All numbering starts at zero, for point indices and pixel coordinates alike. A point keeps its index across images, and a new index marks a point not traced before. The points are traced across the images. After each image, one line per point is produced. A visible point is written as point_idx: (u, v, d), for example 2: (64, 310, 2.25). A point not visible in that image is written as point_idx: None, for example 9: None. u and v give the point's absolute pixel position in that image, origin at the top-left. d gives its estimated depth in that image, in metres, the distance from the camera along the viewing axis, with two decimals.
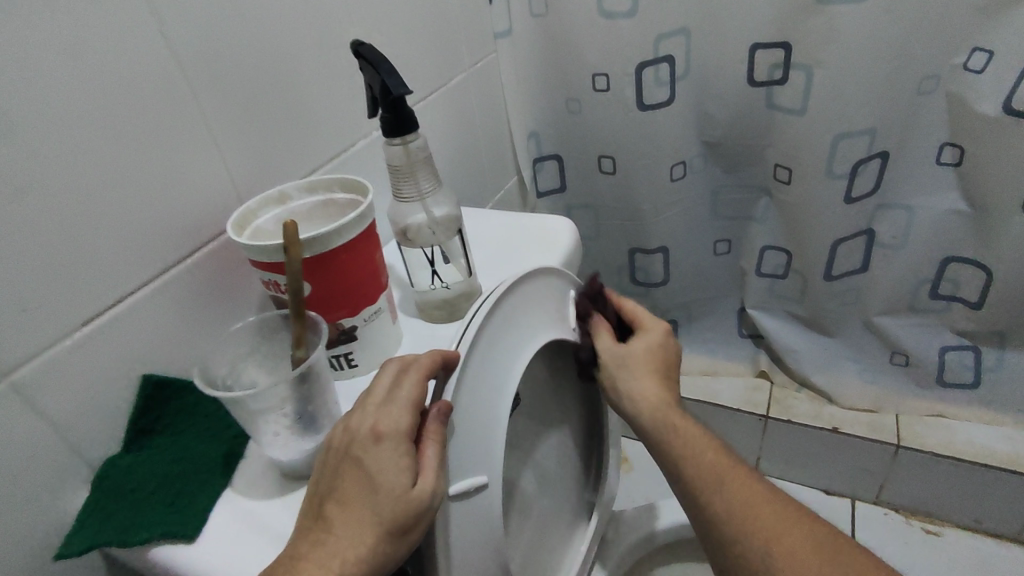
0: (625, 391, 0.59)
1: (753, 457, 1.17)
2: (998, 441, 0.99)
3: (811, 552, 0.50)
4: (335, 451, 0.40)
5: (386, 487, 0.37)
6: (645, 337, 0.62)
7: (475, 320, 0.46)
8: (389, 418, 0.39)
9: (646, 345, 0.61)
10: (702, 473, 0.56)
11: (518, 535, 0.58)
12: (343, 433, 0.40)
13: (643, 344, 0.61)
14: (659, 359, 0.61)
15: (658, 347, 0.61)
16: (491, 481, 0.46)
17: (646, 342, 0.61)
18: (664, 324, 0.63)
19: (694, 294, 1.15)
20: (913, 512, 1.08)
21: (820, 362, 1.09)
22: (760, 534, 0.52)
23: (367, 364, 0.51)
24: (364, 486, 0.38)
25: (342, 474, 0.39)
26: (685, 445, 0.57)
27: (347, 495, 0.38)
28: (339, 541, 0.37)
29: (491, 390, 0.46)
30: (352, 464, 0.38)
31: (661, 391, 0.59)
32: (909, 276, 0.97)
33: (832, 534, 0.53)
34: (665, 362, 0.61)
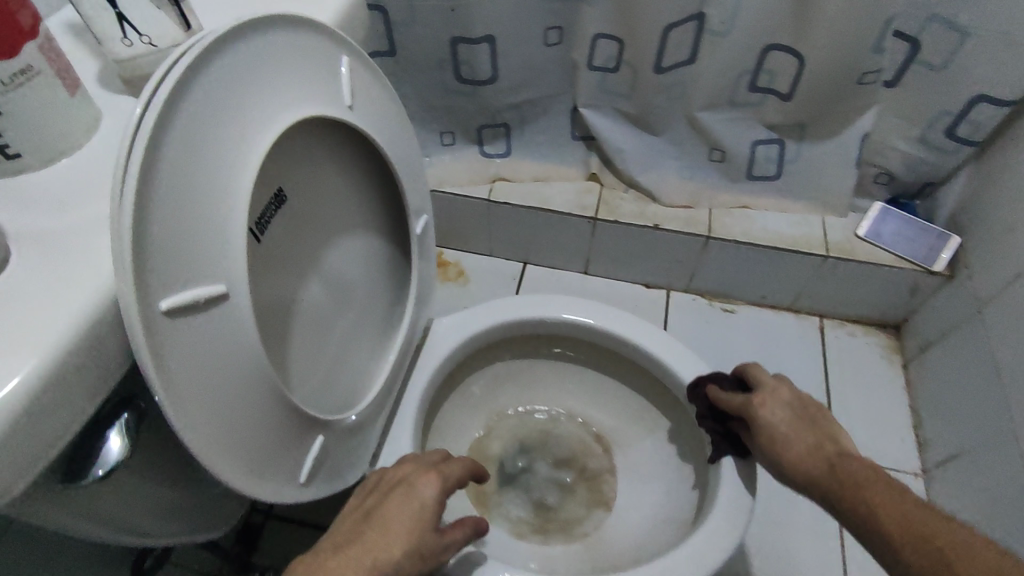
0: (781, 458, 0.55)
1: (583, 261, 1.20)
2: (788, 226, 1.09)
3: (819, 438, 0.54)
4: (386, 484, 0.52)
5: (420, 542, 0.48)
6: (759, 395, 0.59)
7: (166, 81, 0.33)
8: (457, 466, 0.55)
9: (776, 396, 0.58)
10: (833, 487, 0.51)
11: (303, 356, 0.50)
12: (415, 471, 0.53)
13: (787, 390, 0.59)
14: (809, 405, 0.57)
15: (790, 391, 0.59)
16: (224, 291, 0.36)
17: (780, 392, 0.58)
18: (767, 386, 0.59)
19: (526, 93, 1.04)
20: (714, 296, 1.19)
21: (646, 162, 1.09)
22: (812, 456, 0.53)
23: (33, 155, 0.36)
24: (419, 520, 0.49)
25: (394, 495, 0.50)
26: (839, 488, 0.51)
27: (379, 538, 0.47)
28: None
29: (210, 178, 0.36)
30: (404, 490, 0.50)
31: (802, 439, 0.55)
32: (730, 67, 0.94)
33: (825, 418, 0.56)
34: (773, 408, 0.57)
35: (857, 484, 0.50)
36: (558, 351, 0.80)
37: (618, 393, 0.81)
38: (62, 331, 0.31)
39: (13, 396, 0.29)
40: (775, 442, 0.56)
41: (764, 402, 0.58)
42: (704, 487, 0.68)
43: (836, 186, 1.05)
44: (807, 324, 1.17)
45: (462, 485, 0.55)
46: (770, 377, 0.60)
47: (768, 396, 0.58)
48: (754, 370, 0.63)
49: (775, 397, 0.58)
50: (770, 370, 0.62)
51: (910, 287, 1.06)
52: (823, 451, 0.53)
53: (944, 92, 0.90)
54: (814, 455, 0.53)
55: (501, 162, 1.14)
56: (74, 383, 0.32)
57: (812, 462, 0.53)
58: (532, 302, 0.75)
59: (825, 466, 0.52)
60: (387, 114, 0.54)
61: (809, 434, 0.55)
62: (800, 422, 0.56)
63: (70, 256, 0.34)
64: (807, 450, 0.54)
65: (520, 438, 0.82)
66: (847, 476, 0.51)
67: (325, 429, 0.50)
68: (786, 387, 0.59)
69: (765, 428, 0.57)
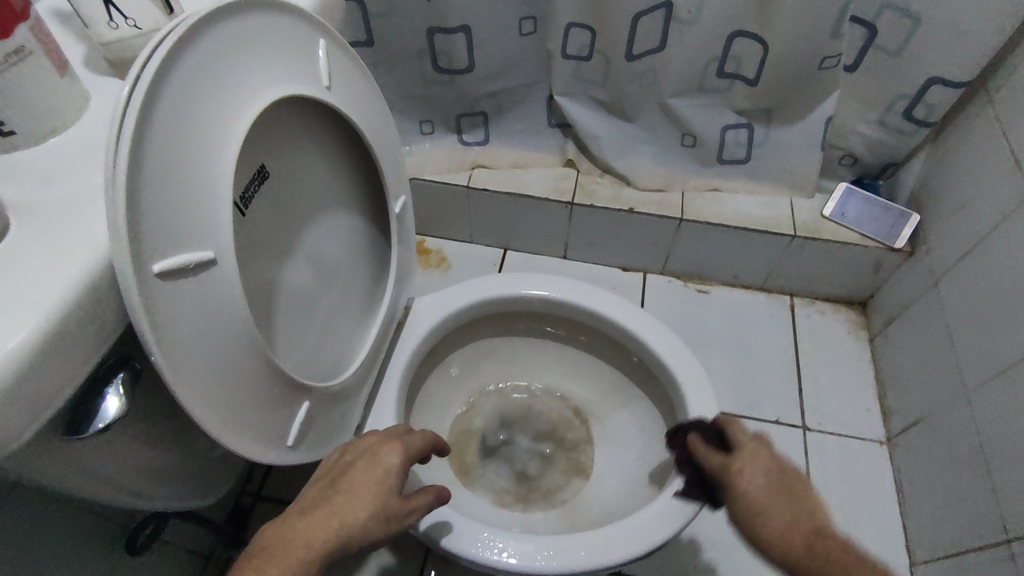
0: (757, 533, 0.51)
1: (562, 245, 1.24)
2: (758, 208, 1.13)
3: (794, 513, 0.51)
4: (351, 453, 0.54)
5: (386, 504, 0.51)
6: (738, 461, 0.55)
7: (153, 59, 0.35)
8: (418, 437, 0.58)
9: (756, 463, 0.54)
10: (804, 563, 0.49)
11: (288, 327, 0.53)
12: (379, 441, 0.55)
13: (768, 455, 0.55)
14: (790, 474, 0.54)
15: (770, 458, 0.55)
16: (210, 257, 0.39)
17: (761, 457, 0.55)
18: (747, 452, 0.55)
19: (503, 81, 1.07)
20: (689, 277, 1.23)
21: (620, 148, 1.12)
22: (788, 532, 0.50)
23: (26, 133, 0.39)
24: (383, 484, 0.51)
25: (358, 463, 0.53)
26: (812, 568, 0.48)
27: (344, 504, 0.49)
28: (328, 551, 0.47)
29: (195, 152, 0.38)
30: (368, 459, 0.53)
31: (781, 517, 0.51)
32: (699, 54, 0.97)
33: (801, 488, 0.53)
34: (752, 478, 0.53)
35: (832, 560, 0.48)
36: (543, 327, 0.83)
37: (594, 367, 0.84)
38: (61, 292, 0.33)
39: (18, 351, 0.31)
40: (752, 515, 0.52)
41: (743, 468, 0.54)
42: (674, 451, 0.72)
43: (802, 168, 1.10)
44: (778, 303, 1.21)
45: (426, 453, 0.57)
46: (750, 436, 0.56)
47: (748, 464, 0.54)
48: (732, 426, 0.58)
49: (754, 462, 0.54)
50: (748, 428, 0.58)
51: (873, 264, 1.11)
52: (800, 529, 0.50)
53: (900, 75, 0.94)
54: (792, 534, 0.50)
55: (480, 150, 1.16)
56: (73, 341, 0.34)
57: (790, 540, 0.50)
58: (510, 280, 0.78)
59: (800, 546, 0.49)
60: (363, 96, 0.56)
61: (788, 511, 0.51)
62: (779, 496, 0.52)
63: (65, 224, 0.36)
64: (784, 528, 0.51)
65: (501, 412, 0.85)
66: (825, 557, 0.48)
67: (310, 395, 0.53)
68: (766, 452, 0.55)
69: (742, 496, 0.53)
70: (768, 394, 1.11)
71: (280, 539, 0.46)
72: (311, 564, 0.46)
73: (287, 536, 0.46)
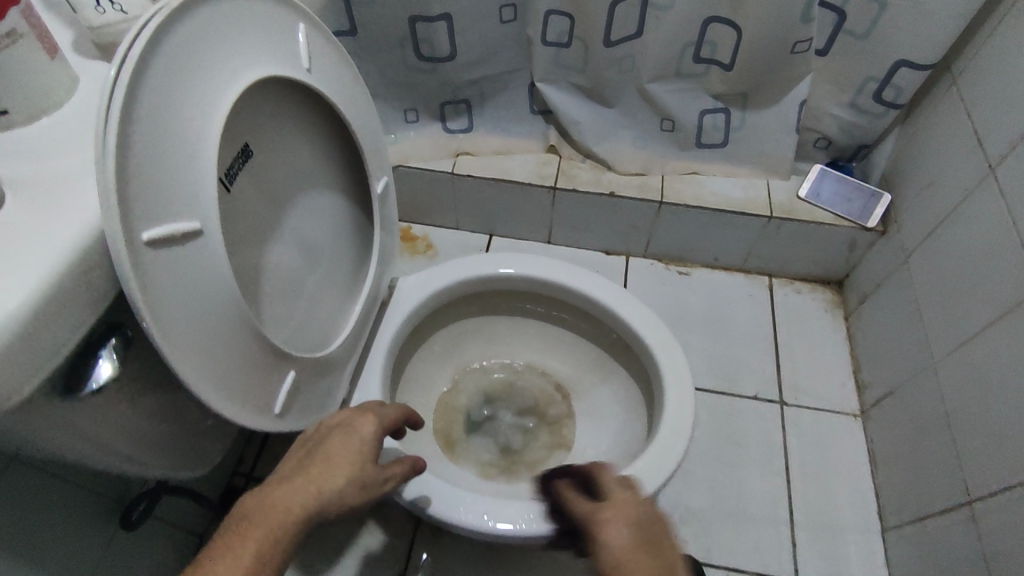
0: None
1: (546, 230, 1.26)
2: (735, 190, 1.16)
3: None
4: (325, 427, 0.56)
5: (363, 472, 0.53)
6: (605, 508, 0.49)
7: (140, 38, 0.37)
8: (392, 411, 0.60)
9: (620, 511, 0.48)
10: None
11: (275, 302, 0.55)
12: (352, 414, 0.57)
13: (635, 504, 0.49)
14: (656, 526, 0.47)
15: (639, 504, 0.49)
16: (197, 227, 0.41)
17: (625, 507, 0.49)
18: (619, 495, 0.50)
19: (485, 69, 1.08)
20: (671, 260, 1.26)
21: (601, 133, 1.15)
22: None
23: (20, 113, 0.41)
24: (360, 453, 0.54)
25: (334, 434, 0.55)
26: None
27: (323, 469, 0.51)
28: (308, 513, 0.48)
29: (182, 128, 0.40)
30: (343, 431, 0.55)
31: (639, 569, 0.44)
32: (675, 40, 0.99)
33: (667, 550, 0.46)
34: (612, 526, 0.47)
35: None
36: (525, 305, 0.86)
37: (575, 344, 0.87)
38: (56, 259, 0.36)
39: (15, 312, 0.33)
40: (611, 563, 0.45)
41: (606, 519, 0.48)
42: (651, 418, 0.75)
43: (777, 150, 1.12)
44: (757, 283, 1.25)
45: (396, 428, 0.60)
46: (620, 485, 0.51)
47: (615, 507, 0.49)
48: (608, 478, 0.53)
49: (619, 512, 0.48)
50: (623, 479, 0.53)
51: (848, 243, 1.14)
52: None
53: (869, 58, 0.96)
54: None
55: (464, 137, 1.18)
56: (68, 304, 0.36)
57: None
58: (490, 259, 0.80)
59: None
60: (343, 79, 0.59)
61: (648, 563, 0.44)
62: (640, 548, 0.45)
63: (59, 196, 0.38)
64: None
65: (485, 390, 0.88)
66: None
67: (296, 365, 0.55)
68: (636, 500, 0.49)
69: (603, 551, 0.46)
70: (747, 372, 1.14)
71: (263, 503, 0.47)
72: (293, 526, 0.47)
73: (270, 500, 0.47)
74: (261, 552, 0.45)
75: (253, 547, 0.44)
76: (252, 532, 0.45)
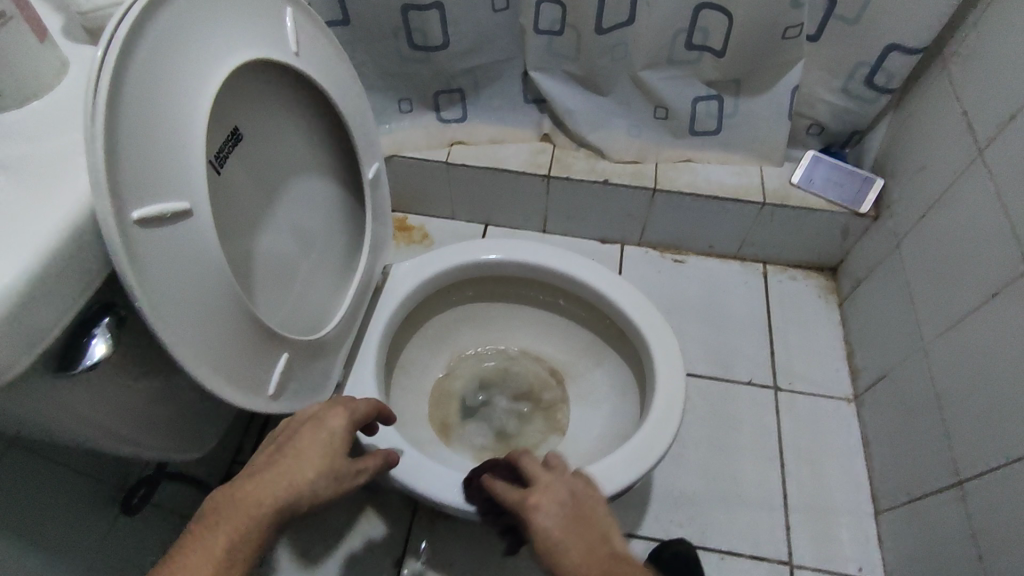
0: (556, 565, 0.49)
1: (541, 219, 1.27)
2: (729, 177, 1.17)
3: (585, 538, 0.50)
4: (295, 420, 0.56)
5: (333, 464, 0.53)
6: (534, 494, 0.52)
7: (126, 20, 0.38)
8: (364, 403, 0.60)
9: (548, 494, 0.52)
10: None
11: (267, 286, 0.56)
12: (322, 407, 0.57)
13: (559, 483, 0.53)
14: (584, 498, 0.52)
15: (564, 482, 0.53)
16: (186, 207, 0.42)
17: (552, 488, 0.53)
18: (544, 478, 0.54)
19: (478, 58, 1.09)
20: (665, 248, 1.27)
21: (595, 121, 1.15)
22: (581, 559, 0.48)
23: (11, 96, 0.41)
24: (330, 445, 0.54)
25: (304, 427, 0.55)
26: None
27: (293, 461, 0.51)
28: (279, 505, 0.49)
29: (170, 109, 0.41)
30: (312, 423, 0.55)
31: (576, 545, 0.49)
32: (667, 26, 0.99)
33: (595, 514, 0.52)
34: (547, 510, 0.51)
35: None
36: (518, 291, 0.86)
37: (568, 329, 0.88)
38: (47, 238, 0.36)
39: (7, 289, 0.34)
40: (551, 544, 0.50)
41: (538, 504, 0.51)
42: (643, 399, 0.75)
43: (771, 137, 1.13)
44: (751, 270, 1.25)
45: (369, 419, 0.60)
46: (540, 468, 0.55)
47: (543, 491, 0.53)
48: (529, 461, 0.56)
49: (550, 495, 0.52)
50: (542, 458, 0.56)
51: (841, 229, 1.14)
52: (596, 555, 0.48)
53: (861, 43, 0.97)
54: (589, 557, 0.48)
55: (458, 126, 1.19)
56: (59, 282, 0.37)
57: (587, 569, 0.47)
58: (482, 245, 0.81)
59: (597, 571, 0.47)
60: (332, 64, 0.59)
61: (584, 536, 0.50)
62: (574, 523, 0.51)
63: (49, 176, 0.39)
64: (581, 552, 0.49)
65: (480, 376, 0.89)
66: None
67: (289, 348, 0.56)
68: (558, 477, 0.54)
69: (541, 536, 0.50)
70: (742, 358, 1.15)
71: (232, 498, 0.47)
72: (264, 518, 0.47)
73: (239, 494, 0.48)
74: (230, 547, 0.45)
75: (221, 542, 0.45)
76: (220, 526, 0.45)
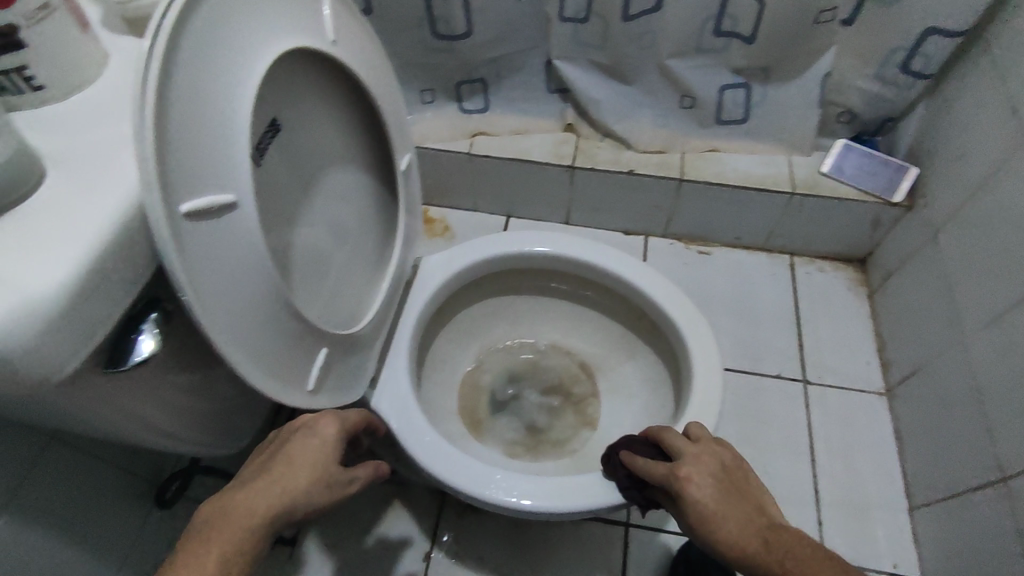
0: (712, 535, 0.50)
1: (564, 211, 1.25)
2: (757, 166, 1.15)
3: (743, 508, 0.51)
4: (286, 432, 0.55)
5: (326, 470, 0.52)
6: (683, 465, 0.54)
7: (170, 9, 0.37)
8: (352, 414, 0.59)
9: (699, 465, 0.53)
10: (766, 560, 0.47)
11: (305, 281, 0.55)
12: (313, 417, 0.56)
13: (711, 454, 0.55)
14: (733, 471, 0.54)
15: (717, 453, 0.55)
16: (232, 200, 0.41)
17: (702, 459, 0.54)
18: (695, 449, 0.55)
19: (501, 47, 1.07)
20: (690, 240, 1.25)
21: (621, 111, 1.13)
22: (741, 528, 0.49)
23: (56, 88, 0.40)
24: (321, 451, 0.53)
25: (294, 437, 0.54)
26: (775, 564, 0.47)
27: (284, 470, 0.50)
28: (272, 515, 0.47)
29: (216, 100, 0.40)
30: (302, 433, 0.54)
31: (732, 516, 0.50)
32: (696, 13, 0.96)
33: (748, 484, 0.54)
34: (699, 481, 0.52)
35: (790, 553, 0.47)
36: (548, 284, 0.85)
37: (599, 323, 0.87)
38: (98, 233, 0.35)
39: (60, 286, 0.33)
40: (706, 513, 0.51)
41: (690, 475, 0.53)
42: (679, 392, 0.74)
43: (801, 125, 1.10)
44: (779, 262, 1.23)
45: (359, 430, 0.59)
46: (689, 441, 0.56)
47: (695, 462, 0.54)
48: (674, 437, 0.58)
49: (699, 465, 0.53)
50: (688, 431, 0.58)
51: (873, 220, 1.12)
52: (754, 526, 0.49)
53: (897, 27, 0.94)
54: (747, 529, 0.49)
55: (481, 117, 1.18)
56: (111, 278, 0.36)
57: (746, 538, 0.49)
58: (511, 237, 0.80)
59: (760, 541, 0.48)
60: (367, 53, 0.58)
61: (739, 505, 0.51)
62: (729, 493, 0.52)
63: (97, 169, 0.38)
64: (742, 521, 0.50)
65: (509, 370, 0.88)
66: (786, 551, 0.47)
67: (327, 343, 0.55)
68: (708, 449, 0.55)
69: (692, 503, 0.51)
70: (770, 351, 1.13)
71: (221, 511, 0.46)
72: (257, 529, 0.46)
73: (228, 506, 0.46)
74: (223, 561, 0.44)
75: (213, 557, 0.44)
76: (213, 539, 0.44)
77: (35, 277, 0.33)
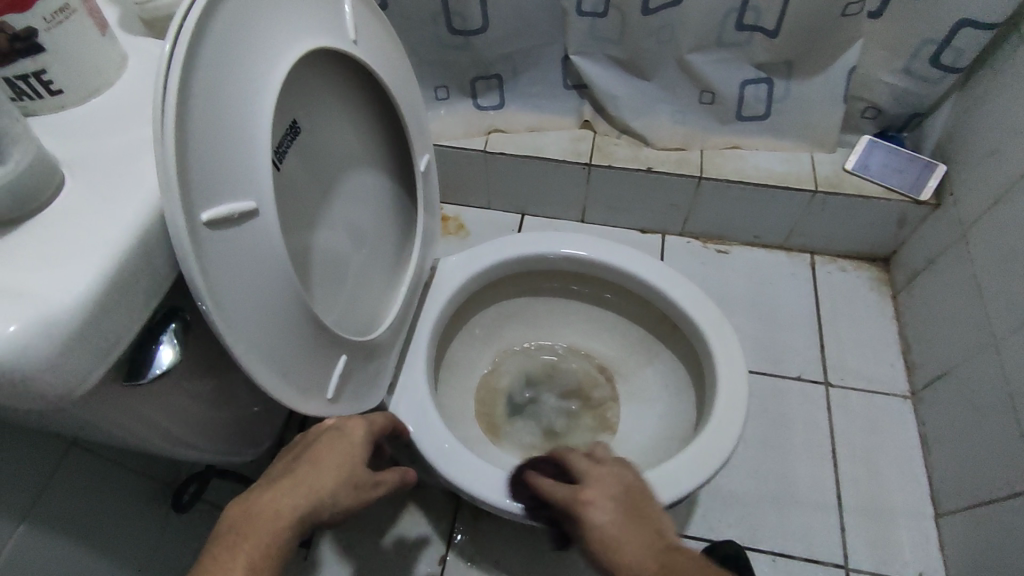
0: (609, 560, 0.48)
1: (580, 208, 1.23)
2: (778, 163, 1.12)
3: (642, 530, 0.49)
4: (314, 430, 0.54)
5: (354, 471, 0.51)
6: (584, 488, 0.52)
7: (191, 11, 0.35)
8: (378, 415, 0.59)
9: (599, 486, 0.52)
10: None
11: (324, 286, 0.54)
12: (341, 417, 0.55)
13: (609, 475, 0.53)
14: (633, 491, 0.52)
15: (619, 475, 0.53)
16: (253, 208, 0.40)
17: (602, 480, 0.52)
18: (599, 471, 0.53)
19: (516, 42, 1.04)
20: (709, 238, 1.23)
21: (640, 107, 1.11)
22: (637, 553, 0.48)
23: (74, 91, 0.39)
24: (349, 452, 0.52)
25: (322, 436, 0.53)
26: None
27: (312, 471, 0.49)
28: (300, 516, 0.46)
29: (236, 104, 0.39)
30: (331, 432, 0.53)
31: (632, 541, 0.48)
32: (718, 6, 0.94)
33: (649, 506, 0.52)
34: (599, 504, 0.51)
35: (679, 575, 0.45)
36: (567, 286, 0.84)
37: (618, 325, 0.85)
38: (117, 243, 0.34)
39: (80, 299, 0.32)
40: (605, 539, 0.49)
41: (590, 500, 0.51)
42: (701, 394, 0.73)
43: (825, 121, 1.08)
44: (799, 261, 1.21)
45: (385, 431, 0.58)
46: (591, 463, 0.54)
47: (596, 484, 0.52)
48: (575, 458, 0.56)
49: (598, 489, 0.52)
50: (588, 452, 0.56)
51: (897, 218, 1.09)
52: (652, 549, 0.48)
53: (928, 19, 0.91)
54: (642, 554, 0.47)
55: (496, 114, 1.16)
56: (131, 289, 0.35)
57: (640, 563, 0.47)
58: (530, 237, 0.78)
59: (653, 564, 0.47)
60: (387, 51, 0.56)
61: (636, 529, 0.49)
62: (627, 516, 0.50)
63: (117, 176, 0.37)
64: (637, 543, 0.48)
65: (526, 372, 0.87)
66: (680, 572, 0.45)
67: (347, 350, 0.54)
68: (608, 470, 0.53)
69: (593, 530, 0.50)
70: (791, 353, 1.11)
71: (249, 512, 0.45)
72: (286, 530, 0.45)
73: (256, 507, 0.45)
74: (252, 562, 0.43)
75: (242, 559, 0.43)
76: (241, 541, 0.43)
77: (53, 290, 0.32)
